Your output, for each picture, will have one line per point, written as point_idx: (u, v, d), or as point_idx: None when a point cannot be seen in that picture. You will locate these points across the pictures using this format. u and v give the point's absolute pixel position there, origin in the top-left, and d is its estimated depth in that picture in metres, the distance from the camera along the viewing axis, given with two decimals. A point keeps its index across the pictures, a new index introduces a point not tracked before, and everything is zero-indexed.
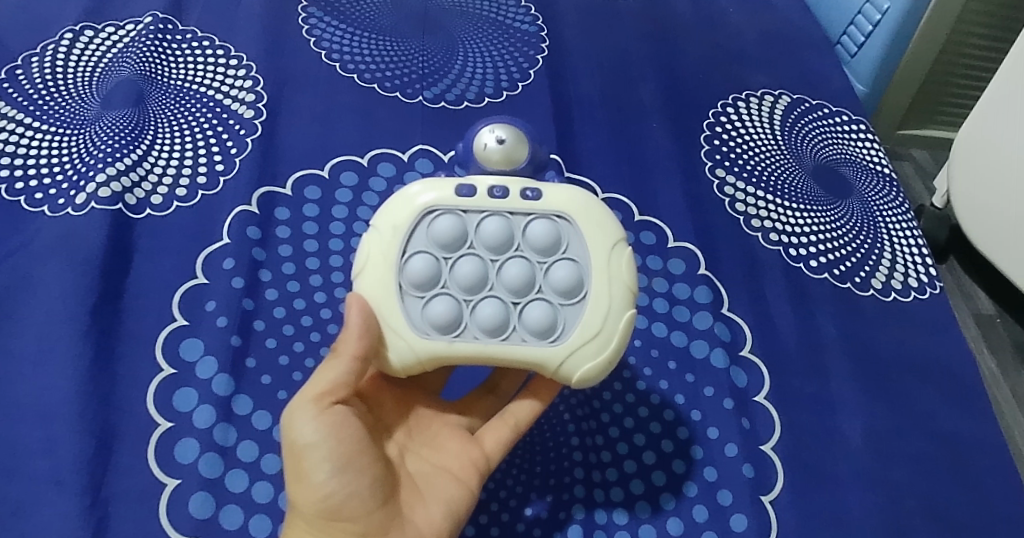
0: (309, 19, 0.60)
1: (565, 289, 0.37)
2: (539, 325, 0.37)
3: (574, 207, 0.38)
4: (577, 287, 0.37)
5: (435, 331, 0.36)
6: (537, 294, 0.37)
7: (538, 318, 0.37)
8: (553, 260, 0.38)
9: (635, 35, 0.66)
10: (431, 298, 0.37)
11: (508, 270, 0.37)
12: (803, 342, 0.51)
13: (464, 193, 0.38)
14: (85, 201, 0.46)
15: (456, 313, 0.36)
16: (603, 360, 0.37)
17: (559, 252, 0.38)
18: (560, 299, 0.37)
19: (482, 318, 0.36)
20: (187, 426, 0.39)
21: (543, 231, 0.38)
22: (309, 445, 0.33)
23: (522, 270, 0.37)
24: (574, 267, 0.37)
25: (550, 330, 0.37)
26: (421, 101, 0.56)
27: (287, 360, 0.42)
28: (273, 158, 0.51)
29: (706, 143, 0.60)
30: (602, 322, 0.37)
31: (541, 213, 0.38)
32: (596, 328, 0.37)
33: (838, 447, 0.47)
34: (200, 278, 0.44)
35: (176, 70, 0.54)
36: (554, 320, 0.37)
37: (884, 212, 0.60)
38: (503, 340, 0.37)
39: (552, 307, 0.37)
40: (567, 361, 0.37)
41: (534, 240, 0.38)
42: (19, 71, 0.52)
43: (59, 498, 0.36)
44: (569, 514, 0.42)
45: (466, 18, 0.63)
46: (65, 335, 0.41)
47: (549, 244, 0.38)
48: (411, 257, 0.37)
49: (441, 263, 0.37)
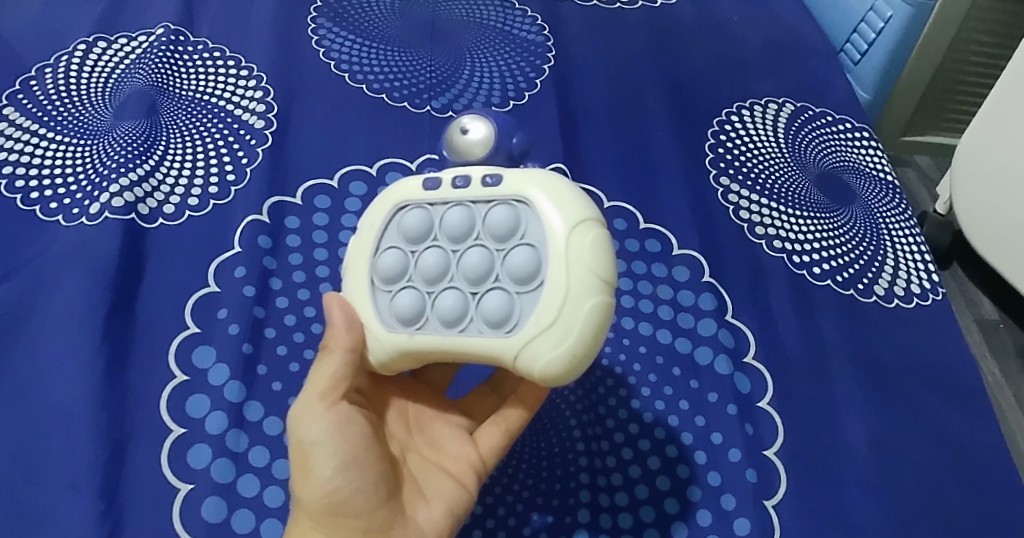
0: (319, 29, 0.61)
1: (525, 277, 0.34)
2: (494, 316, 0.35)
3: (532, 189, 0.36)
4: (534, 273, 0.34)
5: (399, 324, 0.37)
6: (494, 283, 0.35)
7: (496, 307, 0.35)
8: (511, 246, 0.35)
9: (641, 43, 0.67)
10: (398, 292, 0.37)
11: (467, 259, 0.36)
12: (806, 348, 0.51)
13: (430, 186, 0.38)
14: (99, 211, 0.47)
15: (417, 305, 0.36)
16: (565, 352, 0.33)
17: (517, 238, 0.35)
18: (517, 287, 0.35)
19: (441, 309, 0.36)
20: (200, 431, 0.40)
21: (500, 217, 0.36)
22: (317, 443, 0.35)
23: (480, 258, 0.36)
24: (532, 252, 0.34)
25: (505, 320, 0.34)
26: (429, 110, 0.57)
27: (298, 368, 0.43)
28: (284, 167, 0.52)
29: (710, 152, 0.61)
30: (558, 311, 0.33)
31: (502, 199, 0.36)
32: (552, 316, 0.33)
33: (841, 453, 0.47)
34: (213, 286, 0.45)
35: (187, 81, 0.55)
36: (510, 309, 0.34)
37: (887, 219, 0.60)
38: (460, 332, 0.35)
39: (509, 296, 0.35)
40: (523, 353, 0.34)
41: (491, 226, 0.36)
42: (33, 81, 0.53)
43: (75, 502, 0.37)
44: (575, 519, 0.42)
45: (473, 28, 0.64)
46: (81, 342, 0.41)
47: (506, 230, 0.35)
48: (384, 252, 0.38)
49: (409, 256, 0.37)
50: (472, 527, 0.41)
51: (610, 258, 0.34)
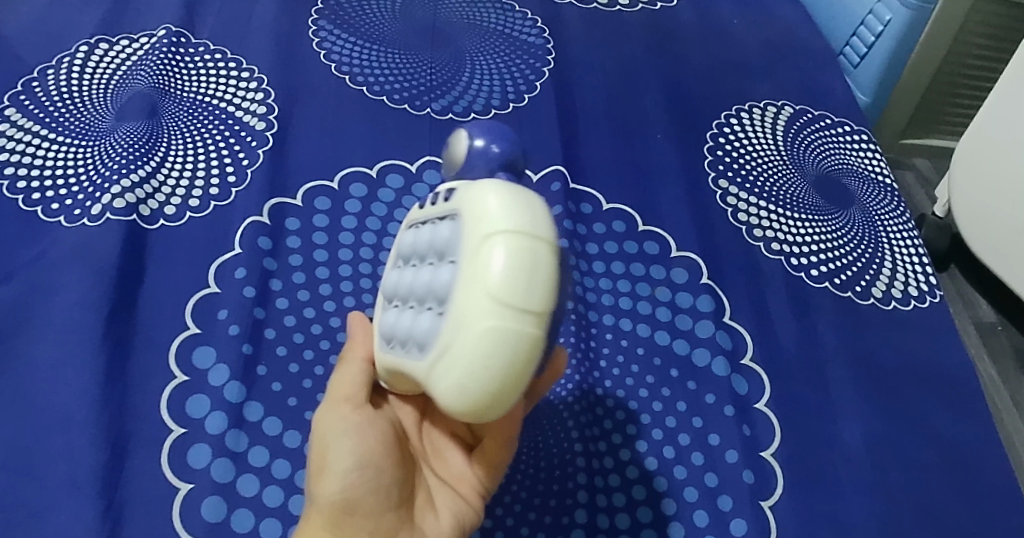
0: (320, 31, 0.61)
1: (443, 296, 0.28)
2: (421, 337, 0.29)
3: (465, 198, 0.29)
4: (447, 293, 0.28)
5: (383, 340, 0.35)
6: (428, 307, 0.30)
7: (422, 330, 0.29)
8: (444, 259, 0.30)
9: (640, 45, 0.68)
10: (389, 308, 0.36)
11: (419, 274, 0.32)
12: (803, 350, 0.52)
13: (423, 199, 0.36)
14: (101, 212, 0.47)
15: (391, 325, 0.34)
16: (462, 387, 0.26)
17: (450, 251, 0.29)
18: (441, 307, 0.29)
19: (400, 329, 0.33)
20: (200, 432, 0.40)
21: (441, 229, 0.30)
22: (336, 439, 0.35)
23: (424, 273, 0.31)
24: (450, 268, 0.28)
25: (426, 344, 0.29)
26: (429, 113, 0.57)
27: (297, 368, 0.44)
28: (285, 168, 0.52)
29: (709, 154, 0.61)
30: (454, 337, 0.26)
31: (450, 207, 0.31)
32: (450, 344, 0.27)
33: (838, 455, 0.47)
34: (213, 287, 0.46)
35: (189, 83, 0.56)
36: (430, 332, 0.29)
37: (885, 222, 0.60)
38: (405, 354, 0.32)
39: (434, 316, 0.29)
40: (431, 381, 0.28)
41: (436, 238, 0.31)
42: (35, 83, 0.54)
43: (76, 501, 0.37)
44: (572, 519, 0.42)
45: (473, 31, 0.64)
46: (82, 342, 0.42)
47: (442, 242, 0.30)
48: (390, 269, 0.37)
49: (400, 271, 0.35)
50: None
51: (542, 280, 0.26)
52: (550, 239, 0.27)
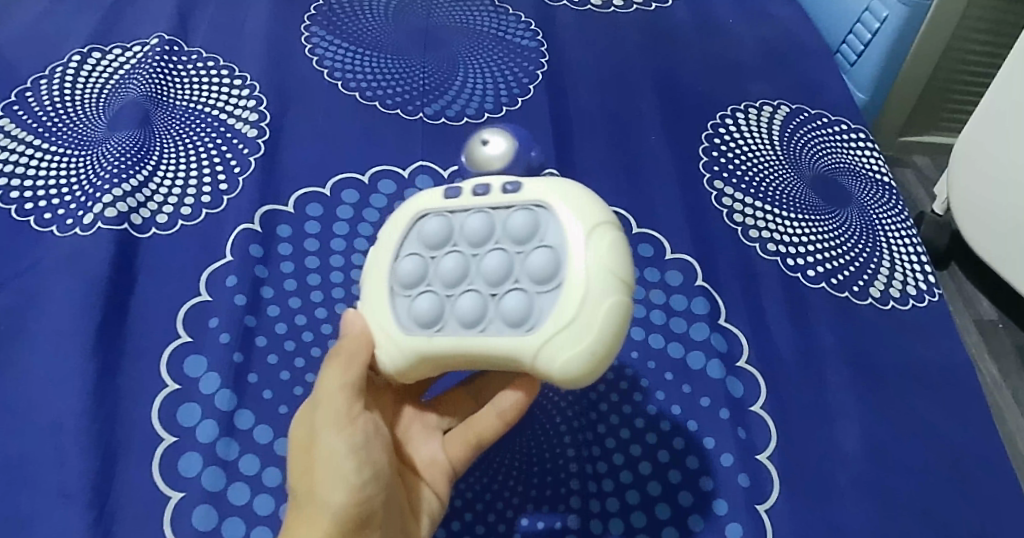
0: (312, 37, 0.61)
1: (545, 278, 0.34)
2: (513, 315, 0.34)
3: (551, 194, 0.36)
4: (553, 273, 0.34)
5: (417, 326, 0.37)
6: (514, 284, 0.35)
7: (515, 307, 0.34)
8: (530, 248, 0.36)
9: (635, 47, 0.67)
10: (417, 296, 0.37)
11: (506, 302, 0.35)
12: (799, 351, 0.51)
13: (451, 195, 0.39)
14: (93, 221, 0.48)
15: (436, 308, 0.36)
16: (585, 350, 0.32)
17: (535, 241, 0.35)
18: (535, 287, 0.35)
19: (461, 311, 0.36)
20: (191, 440, 0.40)
21: (522, 221, 0.36)
22: (332, 454, 0.34)
23: (521, 301, 0.34)
24: (552, 252, 0.34)
25: (523, 319, 0.34)
26: (422, 117, 0.57)
27: (288, 376, 0.43)
28: (276, 176, 0.52)
29: (704, 155, 0.61)
30: (577, 309, 0.33)
31: (520, 206, 0.37)
32: (570, 315, 0.33)
33: (835, 459, 0.47)
34: (204, 295, 0.46)
35: (182, 91, 0.56)
36: (529, 308, 0.34)
37: (883, 220, 0.60)
38: (480, 331, 0.35)
39: (528, 295, 0.35)
40: (541, 351, 0.33)
41: (513, 230, 0.36)
42: (28, 93, 0.54)
43: (65, 511, 0.37)
44: (565, 525, 0.42)
45: (466, 35, 0.64)
46: (73, 352, 0.42)
47: (527, 232, 0.36)
48: (402, 259, 0.39)
49: (428, 262, 0.38)
50: (451, 519, 0.42)
51: (618, 253, 0.33)
52: (614, 219, 0.35)
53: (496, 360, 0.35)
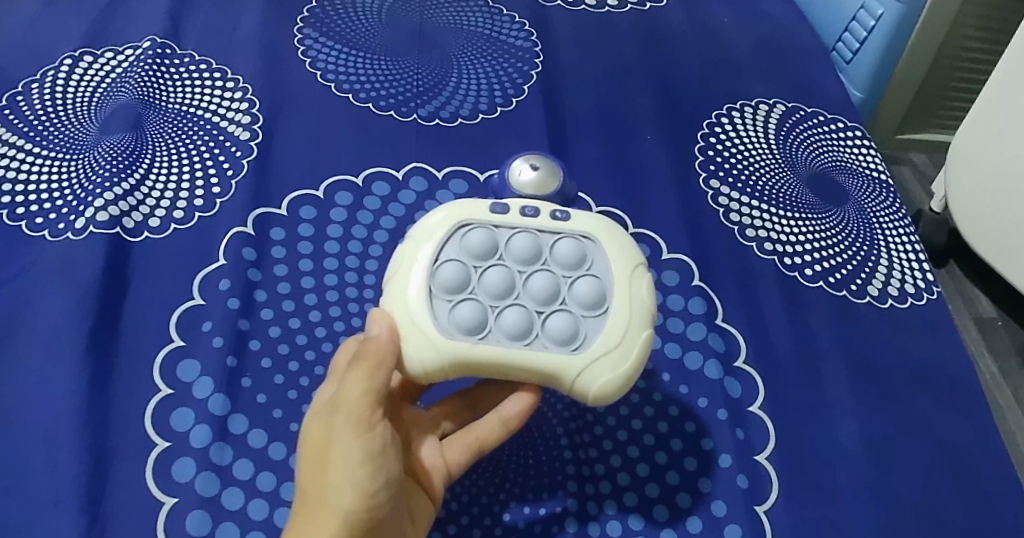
0: (305, 39, 0.61)
1: (590, 305, 0.39)
2: (560, 334, 0.38)
3: (597, 229, 0.41)
4: (600, 300, 0.39)
5: (460, 333, 0.37)
6: (560, 305, 0.39)
7: (561, 327, 0.38)
8: (577, 275, 0.40)
9: (629, 46, 0.67)
10: (459, 302, 0.38)
11: (552, 322, 0.38)
12: (797, 351, 0.51)
13: (498, 211, 0.41)
14: (84, 225, 0.47)
15: (481, 317, 0.38)
16: (622, 372, 0.38)
17: (583, 269, 0.40)
18: (582, 311, 0.39)
19: (507, 324, 0.38)
20: (184, 445, 0.40)
21: (570, 249, 0.40)
22: (346, 458, 0.34)
23: (566, 322, 0.38)
24: (596, 282, 0.39)
25: (571, 339, 0.38)
26: (416, 119, 0.57)
27: (282, 380, 0.43)
28: (269, 178, 0.52)
29: (700, 154, 0.60)
30: (621, 336, 0.38)
31: (568, 234, 0.41)
32: (616, 341, 0.38)
33: (834, 458, 0.47)
34: (196, 299, 0.45)
35: (174, 93, 0.55)
36: (575, 329, 0.38)
37: (880, 218, 0.60)
38: (526, 345, 0.37)
39: (574, 317, 0.38)
40: (583, 374, 0.37)
41: (560, 256, 0.40)
42: (19, 97, 0.54)
43: (58, 517, 0.37)
44: (563, 527, 0.42)
45: (459, 35, 0.64)
46: (64, 357, 0.42)
47: (574, 260, 0.40)
48: (442, 264, 0.39)
49: (471, 271, 0.39)
50: (446, 523, 0.41)
51: None
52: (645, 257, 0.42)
53: (539, 375, 0.38)
